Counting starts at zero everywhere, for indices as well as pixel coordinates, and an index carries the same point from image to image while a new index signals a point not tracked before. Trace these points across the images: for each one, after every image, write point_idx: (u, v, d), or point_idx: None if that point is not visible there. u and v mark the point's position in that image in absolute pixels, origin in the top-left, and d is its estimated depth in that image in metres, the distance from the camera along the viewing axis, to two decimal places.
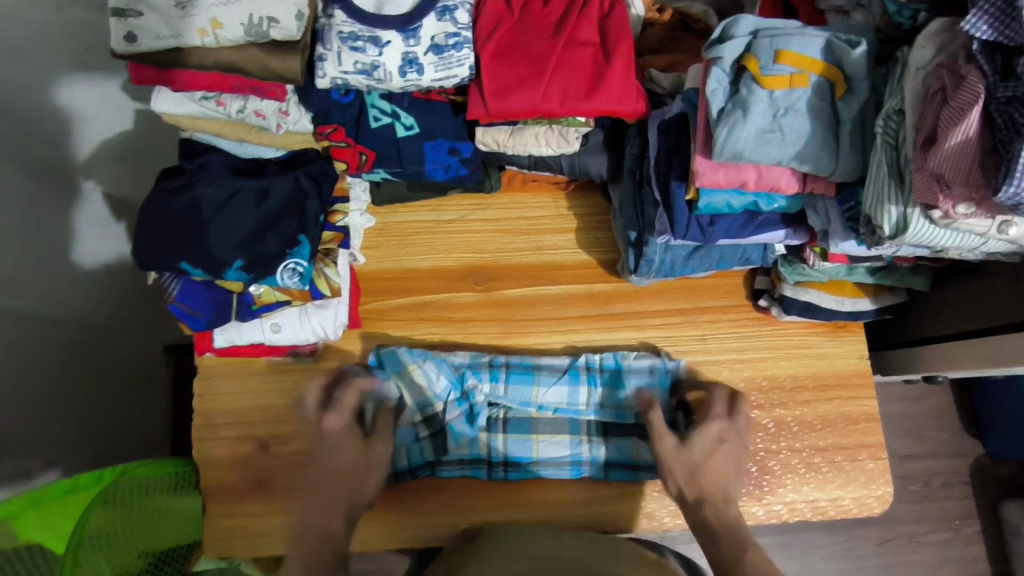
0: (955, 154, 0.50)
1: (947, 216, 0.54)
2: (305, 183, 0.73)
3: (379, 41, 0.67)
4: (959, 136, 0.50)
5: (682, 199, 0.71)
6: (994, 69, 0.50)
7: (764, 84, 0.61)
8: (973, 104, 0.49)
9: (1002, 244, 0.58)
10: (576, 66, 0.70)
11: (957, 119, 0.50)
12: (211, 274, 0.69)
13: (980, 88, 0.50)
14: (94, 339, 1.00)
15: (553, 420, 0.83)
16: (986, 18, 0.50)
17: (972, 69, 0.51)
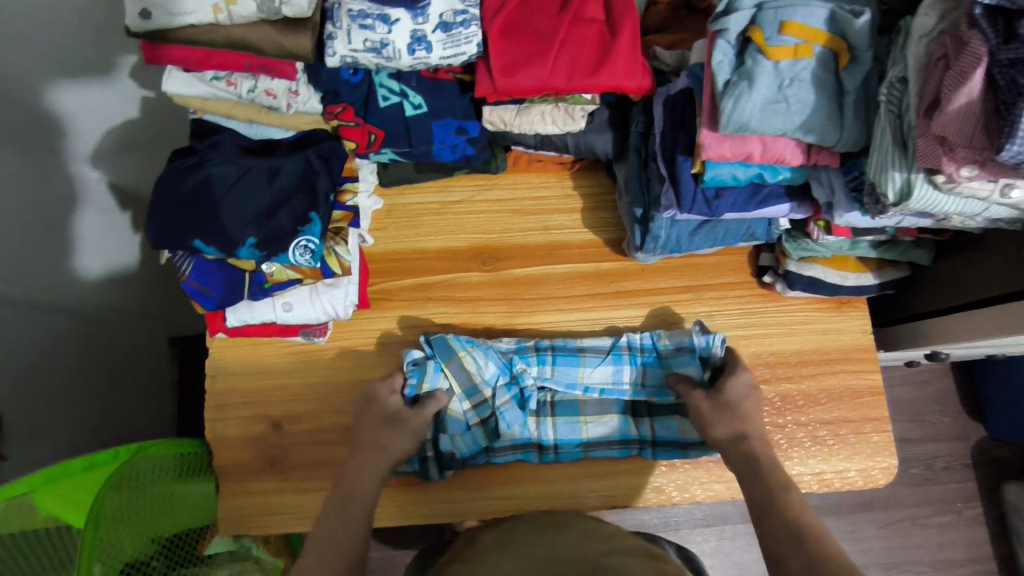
0: (958, 117, 0.51)
1: (951, 179, 0.55)
2: (315, 161, 0.73)
3: (388, 18, 0.68)
4: (963, 99, 0.51)
5: (688, 173, 0.72)
6: (997, 33, 0.50)
7: (769, 55, 0.62)
8: (975, 67, 0.50)
9: (1003, 210, 0.59)
10: (583, 43, 0.71)
11: (959, 82, 0.51)
12: (224, 251, 0.70)
13: (982, 51, 0.50)
14: (102, 327, 1.01)
15: (600, 402, 0.84)
16: None
17: (976, 33, 0.51)
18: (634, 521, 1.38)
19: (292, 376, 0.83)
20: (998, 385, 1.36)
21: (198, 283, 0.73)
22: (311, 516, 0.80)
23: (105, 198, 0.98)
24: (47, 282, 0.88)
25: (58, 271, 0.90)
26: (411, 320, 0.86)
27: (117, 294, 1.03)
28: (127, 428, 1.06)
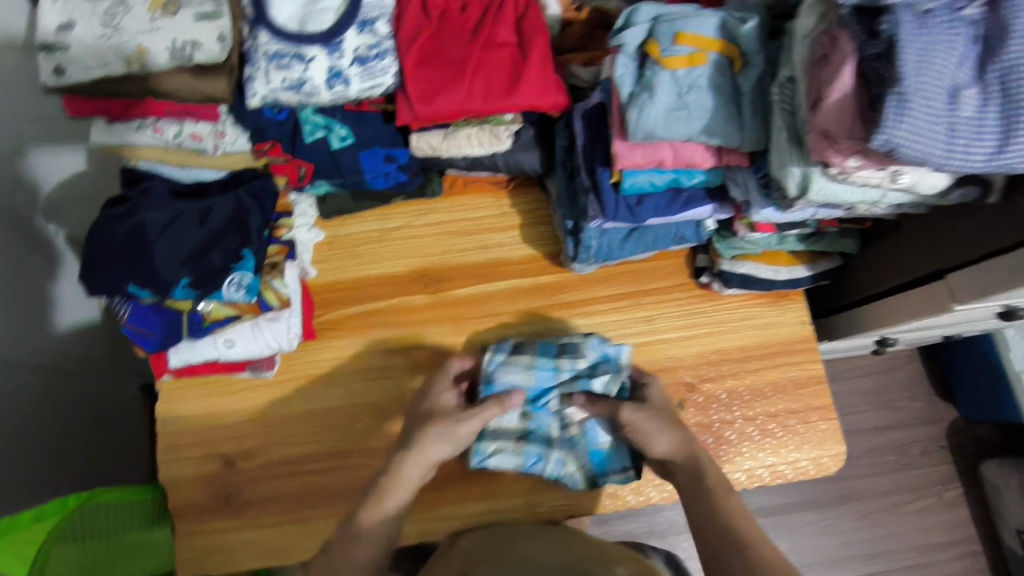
0: (835, 111, 0.54)
1: (843, 171, 0.57)
2: (247, 200, 0.74)
3: (304, 57, 0.70)
4: (836, 94, 0.54)
5: (607, 183, 0.74)
6: (864, 29, 0.52)
7: (666, 65, 0.64)
8: (846, 63, 0.53)
9: (900, 195, 0.62)
10: (496, 66, 0.73)
11: (834, 78, 0.54)
12: (159, 293, 0.71)
13: (851, 48, 0.53)
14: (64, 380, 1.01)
15: (510, 429, 0.81)
16: None
17: (844, 32, 0.54)
18: (617, 531, 1.38)
19: (243, 412, 0.84)
20: (966, 365, 1.38)
21: (137, 326, 0.73)
22: (270, 552, 0.80)
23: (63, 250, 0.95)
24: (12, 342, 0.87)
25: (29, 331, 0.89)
26: (358, 348, 0.87)
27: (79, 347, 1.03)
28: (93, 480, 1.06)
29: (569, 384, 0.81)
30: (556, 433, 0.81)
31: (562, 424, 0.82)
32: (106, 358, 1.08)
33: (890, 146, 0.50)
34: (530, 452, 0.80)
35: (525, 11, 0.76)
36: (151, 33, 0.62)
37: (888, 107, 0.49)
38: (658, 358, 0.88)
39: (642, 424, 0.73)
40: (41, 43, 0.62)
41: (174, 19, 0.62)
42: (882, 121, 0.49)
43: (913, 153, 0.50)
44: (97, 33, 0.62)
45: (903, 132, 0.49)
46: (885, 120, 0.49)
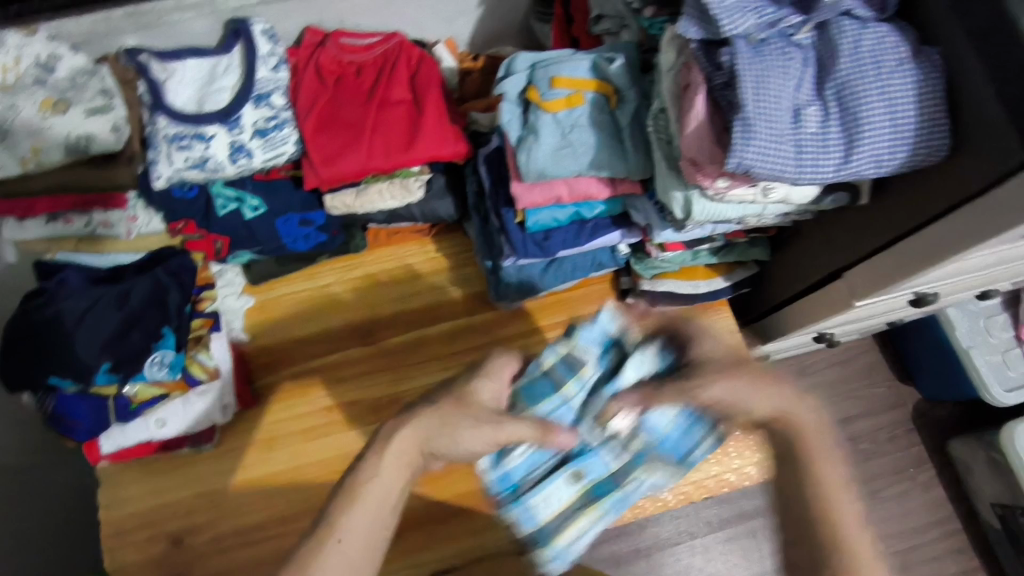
0: (695, 139, 0.57)
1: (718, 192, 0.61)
2: (165, 278, 0.76)
3: (204, 136, 0.72)
4: (693, 122, 0.57)
5: (513, 223, 0.77)
6: (712, 61, 0.57)
7: (546, 108, 0.68)
8: (698, 92, 0.57)
9: (779, 207, 0.65)
10: (393, 124, 0.76)
11: (689, 108, 0.58)
12: (80, 381, 0.71)
13: (701, 79, 0.57)
14: None
15: (563, 507, 0.69)
16: (693, 21, 0.57)
17: (695, 65, 0.58)
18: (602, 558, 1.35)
19: (184, 489, 0.83)
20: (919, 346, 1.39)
21: (61, 417, 0.72)
22: None
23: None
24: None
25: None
26: (296, 409, 0.87)
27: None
28: None
29: (593, 404, 0.69)
30: (618, 465, 0.70)
31: (619, 449, 0.70)
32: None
33: (744, 168, 0.53)
34: (603, 492, 0.70)
35: (417, 69, 0.79)
36: (44, 131, 0.63)
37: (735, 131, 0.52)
38: None
39: (735, 392, 0.59)
40: None
41: (65, 117, 0.64)
42: (731, 148, 0.53)
43: (766, 171, 0.54)
44: None
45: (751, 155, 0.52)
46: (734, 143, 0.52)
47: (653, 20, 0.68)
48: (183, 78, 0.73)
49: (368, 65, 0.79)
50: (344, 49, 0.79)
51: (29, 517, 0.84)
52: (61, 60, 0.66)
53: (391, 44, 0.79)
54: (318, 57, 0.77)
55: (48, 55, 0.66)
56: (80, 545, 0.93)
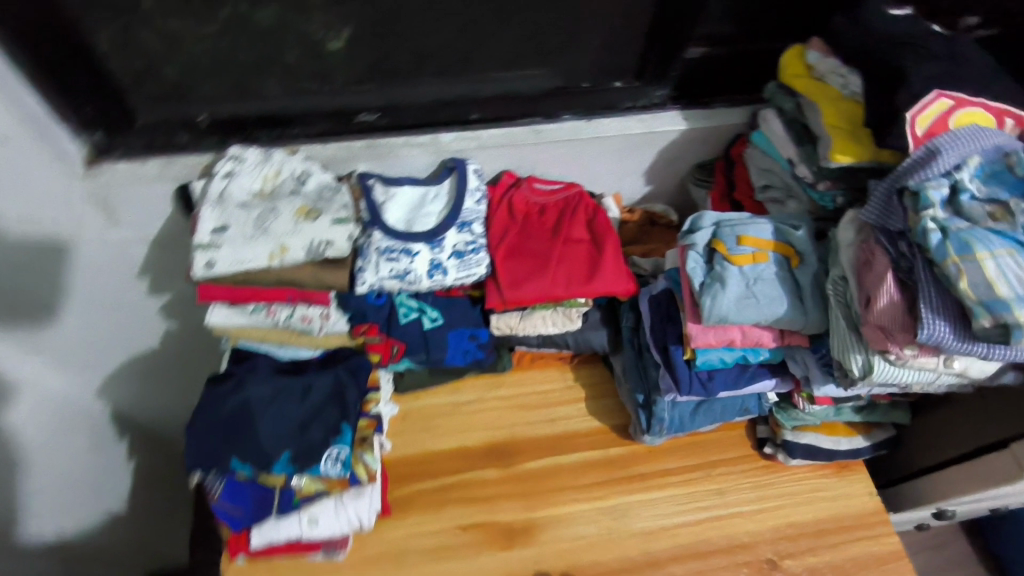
0: (888, 310, 0.63)
1: (901, 358, 0.65)
2: (345, 376, 0.80)
3: (411, 251, 0.80)
4: (885, 297, 0.64)
5: (681, 359, 0.80)
6: (895, 247, 0.65)
7: (734, 261, 0.74)
8: (884, 270, 0.65)
9: (952, 379, 0.69)
10: (575, 260, 0.84)
11: (879, 284, 0.65)
12: (258, 468, 0.73)
13: (887, 260, 0.65)
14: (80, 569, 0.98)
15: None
16: (877, 207, 0.67)
17: (880, 249, 0.66)
18: None
19: None
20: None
21: (228, 502, 0.74)
22: None
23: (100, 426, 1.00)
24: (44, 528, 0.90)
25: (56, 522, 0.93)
26: (428, 526, 0.85)
27: (101, 530, 1.03)
28: None
29: None
30: None
31: None
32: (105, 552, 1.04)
33: (936, 340, 0.60)
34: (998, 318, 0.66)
35: (594, 215, 0.88)
36: (294, 234, 0.72)
37: (926, 312, 0.60)
38: (734, 533, 0.87)
39: None
40: (196, 241, 0.71)
41: (314, 223, 0.73)
42: (922, 321, 0.60)
43: (955, 348, 0.60)
44: (246, 234, 0.72)
45: (942, 325, 0.59)
46: (926, 323, 0.60)
47: (824, 193, 0.76)
48: (399, 202, 0.83)
49: (551, 207, 0.89)
50: (534, 191, 0.89)
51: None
52: (312, 176, 0.77)
53: (572, 191, 0.90)
54: (511, 196, 0.87)
55: (302, 171, 0.77)
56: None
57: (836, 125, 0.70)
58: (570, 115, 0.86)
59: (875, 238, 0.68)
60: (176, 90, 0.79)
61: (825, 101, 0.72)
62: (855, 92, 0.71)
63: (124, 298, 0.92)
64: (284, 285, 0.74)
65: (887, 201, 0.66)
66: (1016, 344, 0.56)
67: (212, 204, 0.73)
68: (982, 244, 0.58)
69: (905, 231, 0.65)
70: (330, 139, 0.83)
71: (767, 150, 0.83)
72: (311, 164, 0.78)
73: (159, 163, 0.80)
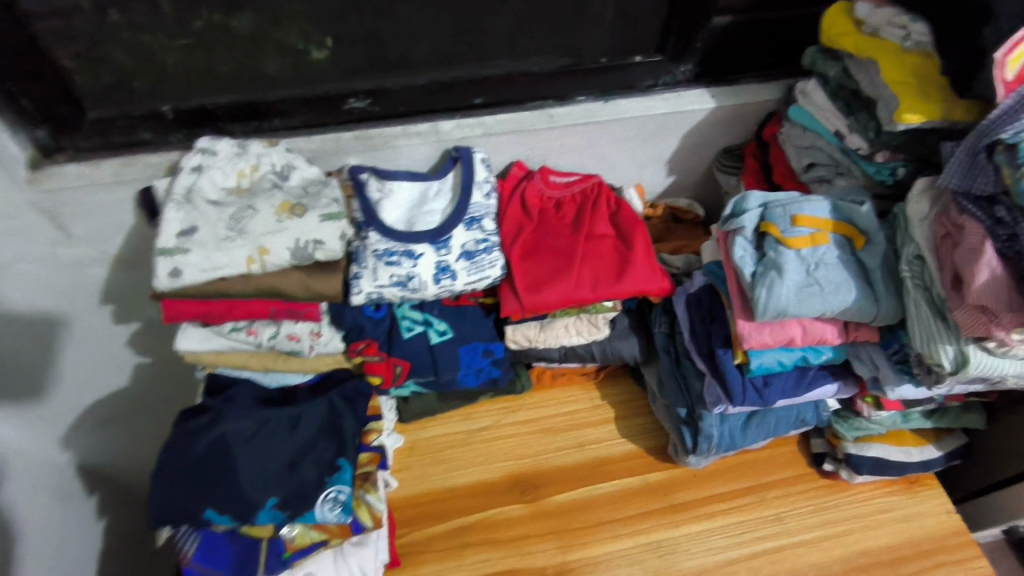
0: (989, 287, 0.53)
1: (1005, 344, 0.55)
2: (340, 403, 0.68)
3: (413, 253, 0.69)
4: (985, 272, 0.53)
5: (731, 364, 0.70)
6: (986, 214, 0.56)
7: (789, 245, 0.64)
8: (978, 241, 0.55)
9: None
10: (600, 257, 0.73)
11: (974, 257, 0.54)
12: (240, 519, 0.60)
13: (979, 229, 0.55)
14: None
15: None
16: (958, 170, 0.57)
17: (967, 218, 0.57)
18: None
19: None
20: None
21: (205, 564, 0.62)
22: None
23: (72, 483, 0.85)
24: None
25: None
26: None
27: None
28: None
29: None
30: None
31: None
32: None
33: None
34: None
35: (617, 208, 0.78)
36: (275, 234, 0.61)
37: None
38: (800, 567, 0.75)
39: None
40: (159, 246, 0.60)
41: (300, 220, 0.62)
42: None
43: None
44: (219, 236, 0.61)
45: None
46: None
47: (881, 165, 0.67)
48: (397, 199, 0.72)
49: (568, 201, 0.79)
50: (548, 183, 0.79)
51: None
52: (295, 169, 0.66)
53: (591, 182, 0.80)
54: (523, 190, 0.77)
55: (284, 165, 0.66)
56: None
57: (904, 82, 0.60)
58: (585, 97, 0.78)
59: (957, 206, 0.58)
60: (135, 79, 0.68)
61: (885, 56, 0.63)
62: (920, 44, 0.62)
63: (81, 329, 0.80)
64: (265, 295, 0.63)
65: (972, 160, 0.57)
66: None
67: (179, 205, 0.62)
68: None
69: (994, 194, 0.56)
70: (316, 132, 0.73)
71: (809, 125, 0.74)
72: (294, 156, 0.68)
73: (117, 163, 0.69)
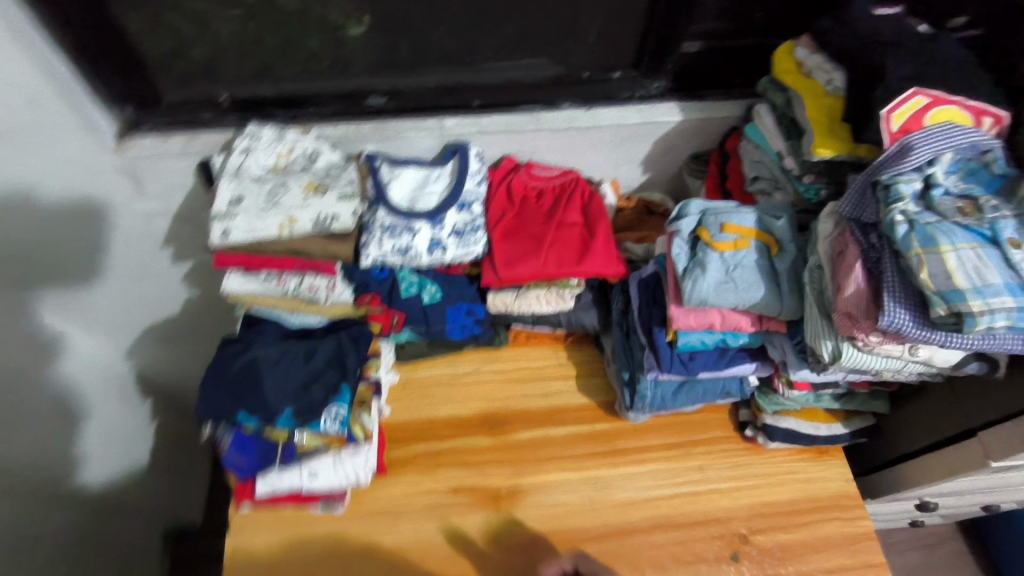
0: (853, 297, 0.67)
1: (867, 344, 0.68)
2: (346, 343, 0.86)
3: (412, 229, 0.85)
4: (852, 286, 0.67)
5: (663, 341, 0.85)
6: (866, 238, 0.69)
7: (715, 247, 0.78)
8: (854, 260, 0.68)
9: (919, 366, 0.73)
10: (568, 242, 0.88)
11: (848, 273, 0.68)
12: (265, 421, 0.79)
13: (858, 251, 0.69)
14: (108, 519, 1.07)
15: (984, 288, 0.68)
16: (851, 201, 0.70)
17: (853, 241, 0.70)
18: None
19: (303, 551, 0.85)
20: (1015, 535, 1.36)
21: (238, 452, 0.82)
22: None
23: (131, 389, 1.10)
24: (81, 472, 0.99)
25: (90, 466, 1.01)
26: (421, 485, 0.91)
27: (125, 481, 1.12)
28: None
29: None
30: None
31: None
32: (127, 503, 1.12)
33: (896, 327, 0.63)
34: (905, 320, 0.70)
35: (589, 200, 0.93)
36: (303, 208, 0.78)
37: (888, 300, 0.63)
38: (710, 508, 0.91)
39: None
40: (214, 211, 0.77)
41: (322, 198, 0.79)
42: (884, 308, 0.63)
43: (914, 335, 0.63)
44: (259, 206, 0.78)
45: (903, 312, 0.63)
46: (887, 309, 0.63)
47: (808, 185, 0.78)
48: (403, 182, 0.87)
49: (548, 191, 0.93)
50: (533, 176, 0.93)
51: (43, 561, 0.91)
52: (322, 155, 0.82)
53: (569, 177, 0.94)
54: (510, 180, 0.92)
55: (313, 150, 0.82)
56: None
57: (819, 121, 0.73)
58: (570, 104, 0.90)
59: (848, 228, 0.71)
60: (200, 71, 0.84)
61: (811, 97, 0.75)
62: (838, 88, 0.74)
63: (150, 266, 0.99)
64: (292, 254, 0.80)
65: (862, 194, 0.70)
66: (969, 331, 0.59)
67: (229, 178, 0.79)
68: (946, 237, 0.61)
69: (877, 223, 0.68)
70: (341, 121, 0.88)
71: (759, 144, 0.85)
72: (321, 142, 0.83)
73: (182, 138, 0.86)
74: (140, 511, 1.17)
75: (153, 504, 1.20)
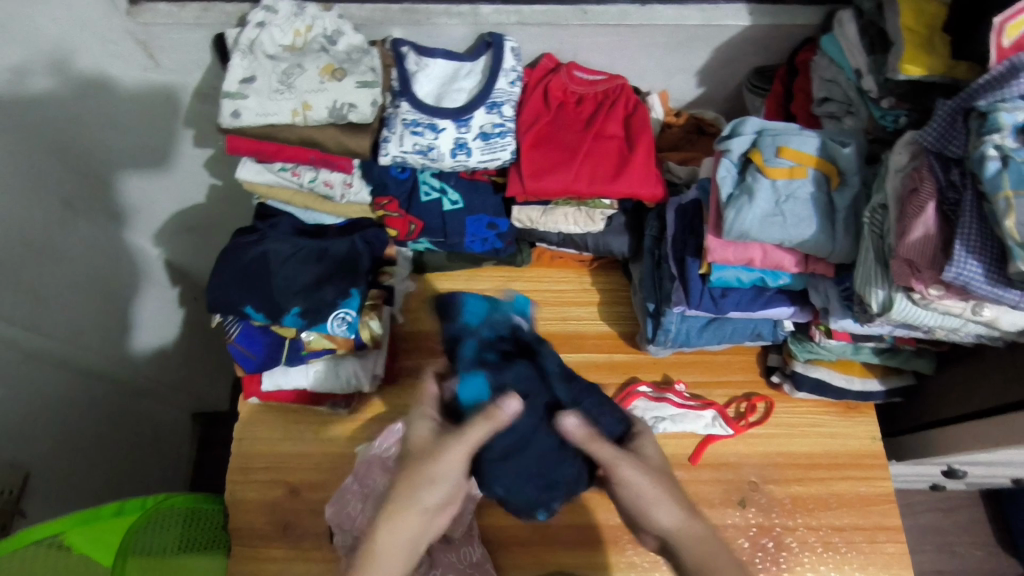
0: (919, 242, 0.59)
1: (924, 298, 0.61)
2: (360, 245, 0.82)
3: (436, 127, 0.78)
4: (920, 229, 0.59)
5: (695, 274, 0.78)
6: (946, 176, 0.60)
7: (768, 174, 0.70)
8: (928, 200, 0.59)
9: (980, 328, 0.64)
10: (604, 155, 0.81)
11: (917, 215, 0.60)
12: (271, 318, 0.77)
13: (933, 192, 0.60)
14: (120, 388, 1.13)
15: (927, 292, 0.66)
16: (935, 131, 0.60)
17: (930, 178, 0.61)
18: None
19: (305, 445, 0.86)
20: None
21: (243, 344, 0.81)
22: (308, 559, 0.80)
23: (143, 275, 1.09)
24: (87, 343, 1.03)
25: (96, 339, 1.05)
26: None
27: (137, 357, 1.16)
28: (135, 472, 1.19)
29: None
30: None
31: None
32: (136, 379, 1.17)
33: (962, 281, 0.55)
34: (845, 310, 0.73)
35: (634, 111, 0.84)
36: (318, 93, 0.72)
37: (960, 248, 0.55)
38: (723, 451, 0.87)
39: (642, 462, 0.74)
40: (225, 90, 0.72)
41: (339, 83, 0.72)
42: (952, 258, 0.55)
43: (982, 291, 0.55)
44: (272, 88, 0.72)
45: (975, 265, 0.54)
46: (956, 258, 0.55)
47: (886, 111, 0.69)
48: (431, 73, 0.80)
49: (589, 97, 0.84)
50: (573, 78, 0.84)
51: (49, 419, 0.96)
52: (343, 36, 0.75)
53: (615, 83, 0.85)
54: (548, 81, 0.83)
55: (334, 31, 0.74)
56: (81, 469, 1.03)
57: (913, 30, 0.63)
58: None
59: (926, 161, 0.62)
60: None
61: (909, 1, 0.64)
62: None
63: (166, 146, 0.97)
64: (306, 145, 0.75)
65: (951, 122, 0.60)
66: None
67: (243, 53, 0.73)
68: None
69: (962, 158, 0.59)
70: None
71: (836, 60, 0.75)
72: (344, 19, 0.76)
73: (197, 7, 0.80)
74: (152, 385, 1.22)
75: (166, 381, 1.25)
